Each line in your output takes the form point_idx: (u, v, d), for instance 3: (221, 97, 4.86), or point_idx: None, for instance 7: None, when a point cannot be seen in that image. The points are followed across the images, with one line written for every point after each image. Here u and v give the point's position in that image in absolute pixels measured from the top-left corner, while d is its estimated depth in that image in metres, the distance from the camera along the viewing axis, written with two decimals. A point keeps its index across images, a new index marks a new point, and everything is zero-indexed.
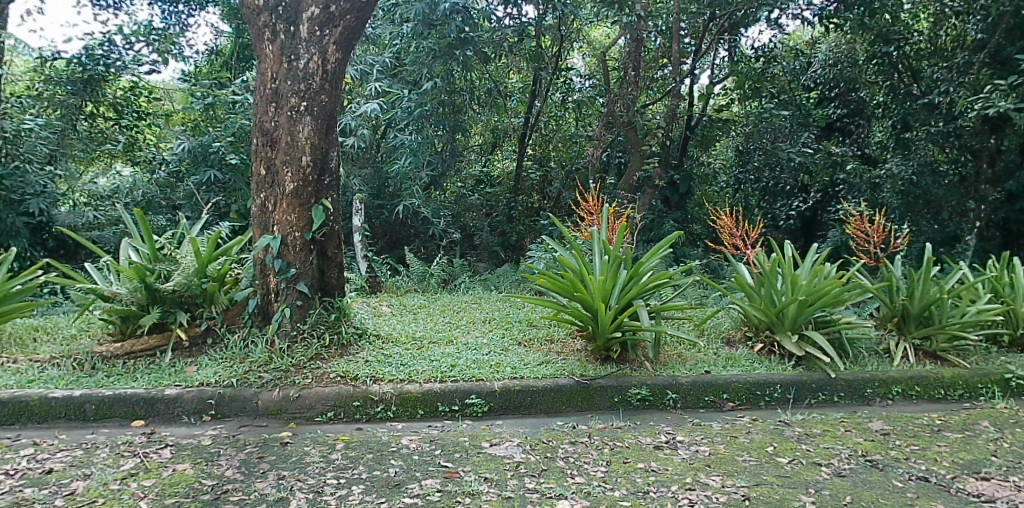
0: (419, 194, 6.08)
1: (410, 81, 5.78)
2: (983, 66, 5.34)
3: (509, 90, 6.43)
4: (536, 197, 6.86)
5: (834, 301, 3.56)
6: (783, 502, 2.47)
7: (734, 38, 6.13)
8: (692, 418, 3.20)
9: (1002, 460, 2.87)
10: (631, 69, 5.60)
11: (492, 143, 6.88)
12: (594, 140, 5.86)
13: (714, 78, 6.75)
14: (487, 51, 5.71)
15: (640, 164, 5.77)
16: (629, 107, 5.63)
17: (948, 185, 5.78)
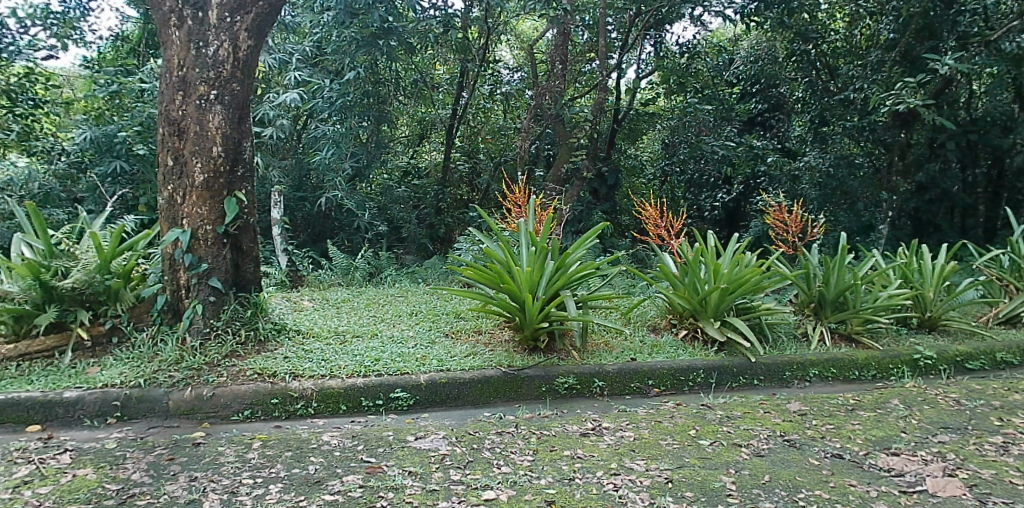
0: (343, 186, 5.92)
1: (332, 71, 5.75)
2: (895, 63, 5.64)
3: (437, 80, 6.38)
4: (465, 189, 6.82)
5: (754, 289, 3.66)
6: (705, 483, 2.55)
7: (659, 35, 6.19)
8: (618, 405, 3.25)
9: (911, 436, 3.02)
10: (558, 62, 5.71)
11: (419, 135, 6.81)
12: (522, 133, 5.89)
13: (639, 73, 6.56)
14: (413, 42, 5.71)
15: (568, 156, 5.85)
16: (556, 100, 5.78)
17: (863, 177, 6.03)
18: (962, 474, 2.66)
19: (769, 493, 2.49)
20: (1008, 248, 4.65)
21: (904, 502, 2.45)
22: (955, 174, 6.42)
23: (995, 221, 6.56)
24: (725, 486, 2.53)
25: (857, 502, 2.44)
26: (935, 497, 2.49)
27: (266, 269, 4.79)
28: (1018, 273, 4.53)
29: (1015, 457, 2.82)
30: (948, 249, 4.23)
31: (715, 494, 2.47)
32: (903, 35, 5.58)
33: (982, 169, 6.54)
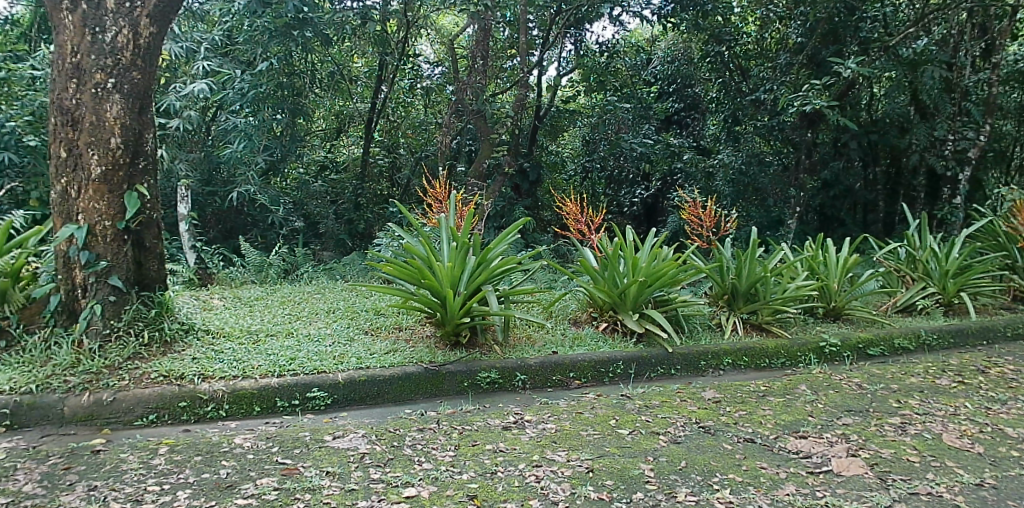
0: (255, 179, 5.69)
1: (244, 62, 5.52)
2: (801, 66, 5.98)
3: (355, 73, 6.44)
4: (384, 184, 6.79)
5: (670, 282, 3.76)
6: (624, 471, 2.62)
7: (579, 34, 6.30)
8: (540, 398, 3.29)
9: (817, 419, 3.19)
10: (478, 58, 5.71)
11: (336, 129, 6.75)
12: (443, 128, 5.88)
13: (560, 71, 6.55)
14: (329, 33, 5.64)
15: (489, 151, 5.97)
16: (477, 96, 5.83)
17: (773, 174, 6.41)
18: (863, 454, 2.84)
19: (685, 478, 2.59)
20: (903, 241, 4.95)
21: (810, 482, 2.59)
22: (858, 171, 6.90)
23: (894, 216, 7.01)
24: (643, 473, 2.61)
25: (768, 484, 2.57)
26: (839, 476, 2.65)
27: (173, 267, 4.63)
28: (914, 265, 4.81)
29: (910, 436, 3.03)
30: (851, 242, 4.40)
31: (635, 482, 2.54)
32: (810, 39, 5.88)
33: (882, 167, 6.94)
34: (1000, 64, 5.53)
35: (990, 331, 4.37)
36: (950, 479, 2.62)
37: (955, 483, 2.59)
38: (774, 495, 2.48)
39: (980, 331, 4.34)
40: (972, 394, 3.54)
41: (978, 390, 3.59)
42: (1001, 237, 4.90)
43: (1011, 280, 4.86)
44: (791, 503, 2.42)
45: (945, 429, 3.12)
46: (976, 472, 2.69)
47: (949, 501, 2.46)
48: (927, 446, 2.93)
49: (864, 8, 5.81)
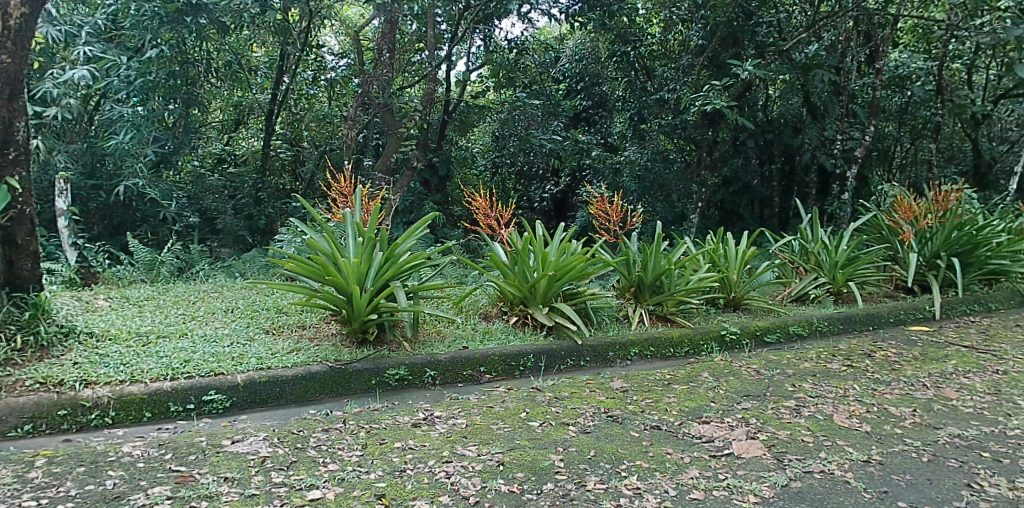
0: (144, 172, 5.34)
1: (130, 48, 5.28)
2: (703, 67, 6.25)
3: (254, 63, 6.19)
4: (287, 178, 6.73)
5: (579, 275, 3.82)
6: (534, 463, 2.66)
7: (488, 30, 6.24)
8: (450, 393, 3.28)
9: (719, 405, 3.35)
10: (385, 51, 5.59)
11: (235, 121, 6.48)
12: (348, 121, 5.73)
13: (470, 66, 6.54)
14: (225, 21, 5.33)
15: (397, 147, 5.71)
16: (384, 89, 5.64)
17: (677, 170, 6.66)
18: (761, 436, 3.00)
19: (594, 467, 2.66)
20: (797, 235, 5.24)
21: (713, 465, 2.72)
22: (754, 169, 7.27)
23: (788, 211, 7.48)
24: (553, 464, 2.66)
25: (673, 469, 2.68)
26: (739, 458, 2.80)
27: (50, 267, 4.38)
28: (807, 256, 5.09)
29: (804, 417, 3.23)
30: (749, 236, 4.60)
31: (545, 473, 2.58)
32: (711, 42, 6.16)
33: (777, 165, 7.36)
34: (882, 70, 5.95)
35: (875, 317, 4.68)
36: (840, 457, 2.81)
37: (844, 460, 2.79)
38: (678, 479, 2.59)
39: (866, 318, 4.64)
40: (859, 376, 3.81)
41: (864, 372, 3.86)
42: (884, 230, 5.26)
43: (893, 270, 5.23)
44: (695, 486, 2.54)
45: (836, 410, 3.34)
46: (862, 449, 2.90)
47: (839, 477, 2.64)
48: (819, 427, 3.12)
49: (761, 13, 6.13)
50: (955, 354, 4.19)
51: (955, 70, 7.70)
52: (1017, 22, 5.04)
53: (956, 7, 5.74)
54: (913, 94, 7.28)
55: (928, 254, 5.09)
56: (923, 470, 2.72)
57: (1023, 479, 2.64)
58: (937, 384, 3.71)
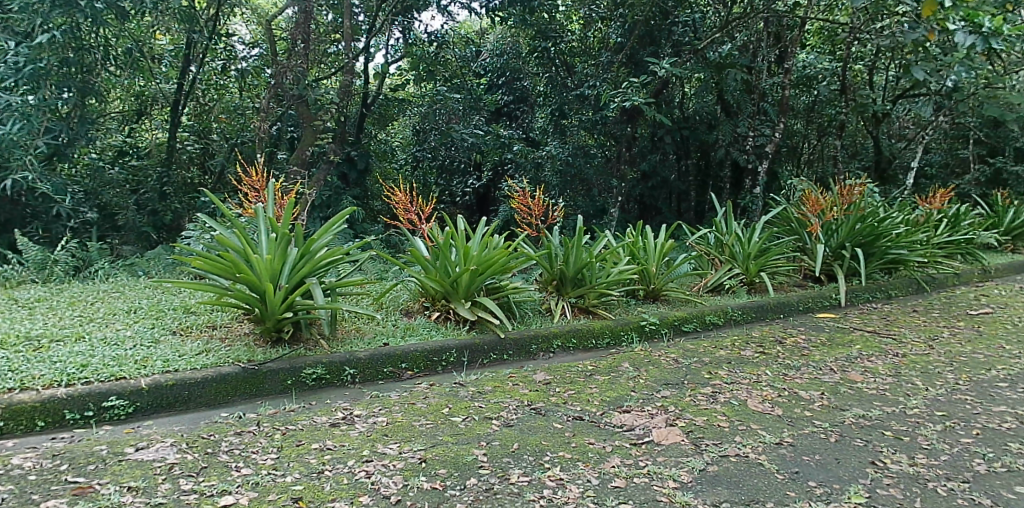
0: (35, 165, 4.98)
1: (19, 33, 4.92)
2: (622, 65, 6.39)
3: (158, 52, 5.91)
4: (195, 171, 6.47)
5: (501, 269, 3.82)
6: (457, 459, 2.65)
7: (407, 22, 6.21)
8: (370, 391, 3.23)
9: (639, 394, 3.43)
10: (300, 41, 5.43)
11: (136, 111, 6.09)
12: (259, 113, 5.54)
13: (388, 58, 6.50)
14: (125, 6, 5.28)
15: (313, 140, 5.64)
16: (299, 80, 5.42)
17: (597, 165, 6.76)
18: (680, 423, 3.10)
19: (517, 460, 2.68)
20: (712, 228, 5.44)
21: (634, 453, 2.79)
22: (671, 165, 7.50)
23: (703, 206, 7.71)
24: (477, 459, 2.66)
25: (595, 458, 2.73)
26: (659, 445, 2.88)
27: None
28: (722, 248, 5.29)
29: (720, 403, 3.35)
30: (667, 229, 4.71)
31: (468, 468, 2.58)
32: (629, 40, 6.30)
33: (693, 161, 7.55)
34: (790, 70, 6.24)
35: (786, 305, 4.90)
36: (754, 440, 2.93)
37: (758, 443, 2.91)
38: (601, 468, 2.65)
39: (777, 306, 4.86)
40: (770, 362, 3.99)
41: (775, 358, 4.05)
42: (794, 223, 5.52)
43: (802, 261, 5.48)
44: (617, 475, 2.60)
45: (749, 395, 3.48)
46: (775, 432, 3.04)
47: (754, 460, 2.76)
48: (734, 412, 3.25)
49: (677, 13, 6.33)
50: (859, 339, 4.46)
51: (857, 72, 8.16)
52: (913, 26, 5.35)
53: (857, 11, 6.07)
54: (819, 93, 7.68)
55: (834, 246, 5.36)
56: (832, 449, 2.88)
57: (920, 455, 2.83)
58: (843, 368, 3.93)
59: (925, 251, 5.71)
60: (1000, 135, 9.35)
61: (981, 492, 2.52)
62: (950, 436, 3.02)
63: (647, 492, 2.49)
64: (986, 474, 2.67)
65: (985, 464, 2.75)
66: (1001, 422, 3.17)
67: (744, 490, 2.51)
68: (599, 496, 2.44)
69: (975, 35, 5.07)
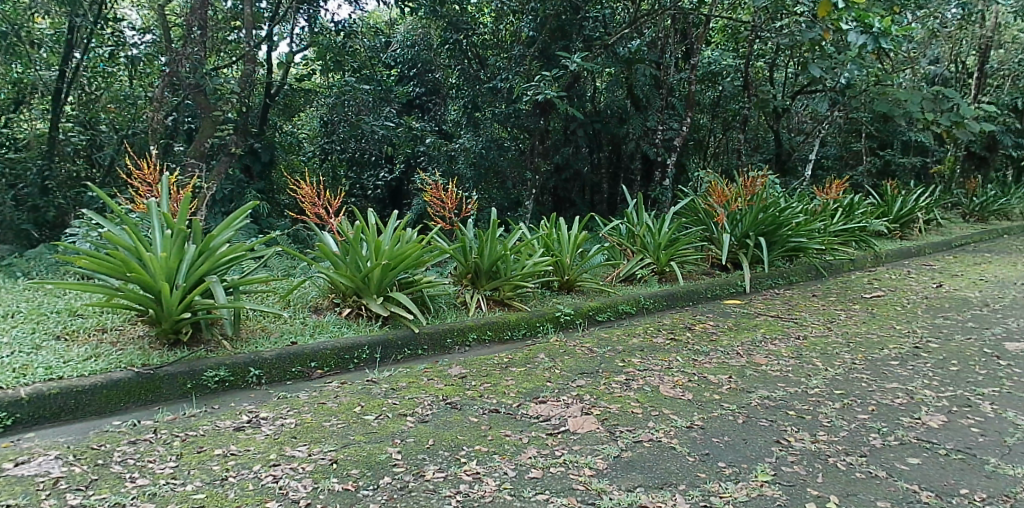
0: None
1: None
2: (534, 58, 6.45)
3: (38, 36, 5.55)
4: (81, 163, 6.08)
5: (415, 263, 3.77)
6: (370, 458, 2.60)
7: (313, 10, 6.07)
8: (278, 392, 3.12)
9: (555, 384, 3.47)
10: (196, 27, 5.17)
11: (13, 100, 5.79)
12: (153, 102, 5.29)
13: (293, 48, 6.24)
14: None
15: (213, 130, 5.34)
16: (196, 68, 5.26)
17: (511, 158, 6.95)
18: (595, 411, 3.16)
19: (433, 456, 2.65)
20: (624, 219, 5.56)
21: (550, 443, 2.82)
22: (585, 157, 7.64)
23: (615, 197, 8.13)
24: (390, 457, 2.61)
25: (511, 450, 2.74)
26: (574, 434, 2.92)
27: None
28: (633, 239, 5.42)
29: (633, 390, 3.44)
30: (580, 221, 4.77)
31: (381, 467, 2.53)
32: (541, 33, 6.35)
33: (605, 153, 7.83)
34: (696, 65, 6.48)
35: (695, 293, 5.09)
36: (667, 425, 3.03)
37: (671, 428, 3.00)
38: (517, 460, 2.66)
39: (687, 294, 5.03)
40: (681, 348, 4.12)
41: (686, 345, 4.20)
42: (702, 213, 5.73)
43: (710, 250, 5.69)
44: (533, 466, 2.62)
45: (661, 381, 3.59)
46: (686, 416, 3.14)
47: (666, 444, 2.84)
48: (647, 398, 3.34)
49: (587, 9, 6.41)
50: (763, 323, 4.68)
51: (759, 69, 8.54)
52: (810, 26, 5.62)
53: (759, 10, 6.33)
54: (723, 88, 8.01)
55: (739, 235, 5.58)
56: (739, 430, 3.00)
57: (822, 432, 2.99)
58: (749, 352, 4.11)
59: (823, 239, 6.00)
60: (889, 130, 10.02)
61: (877, 465, 2.68)
62: (848, 413, 3.20)
63: (563, 481, 2.52)
64: (881, 447, 2.83)
65: (880, 438, 2.92)
66: (893, 398, 3.39)
67: (657, 474, 2.59)
68: (515, 487, 2.45)
69: (865, 35, 5.38)
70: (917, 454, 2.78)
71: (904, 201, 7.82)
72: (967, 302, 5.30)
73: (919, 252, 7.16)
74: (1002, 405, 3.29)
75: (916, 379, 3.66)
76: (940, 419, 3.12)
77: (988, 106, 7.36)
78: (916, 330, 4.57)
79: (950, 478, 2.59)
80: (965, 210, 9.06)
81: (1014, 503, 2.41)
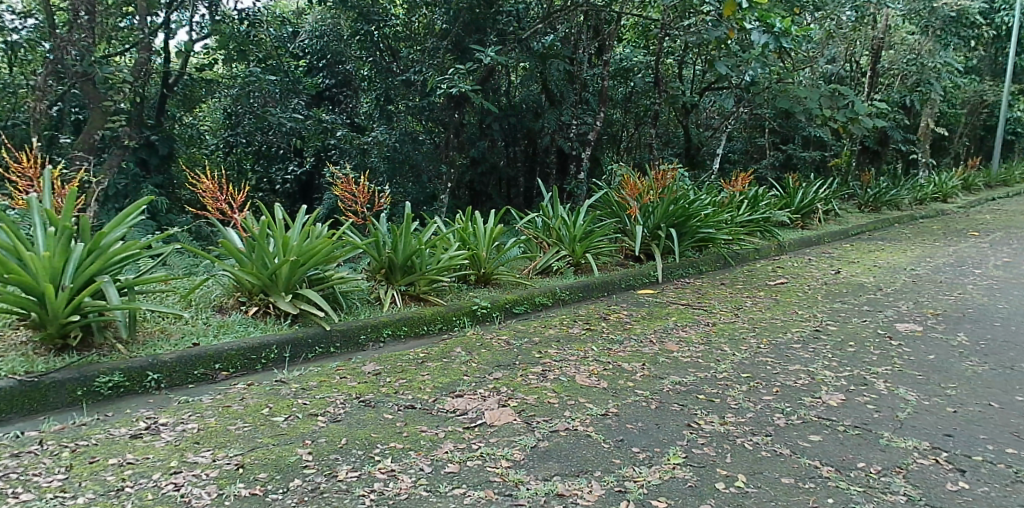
0: None
1: None
2: (447, 51, 6.46)
3: None
4: None
5: (325, 260, 3.70)
6: (278, 461, 2.53)
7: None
8: (179, 397, 2.99)
9: (472, 377, 3.48)
10: (83, 12, 4.85)
11: None
12: (34, 91, 4.91)
13: (193, 36, 5.96)
14: None
15: (103, 122, 5.08)
16: (83, 57, 4.91)
17: (426, 151, 6.87)
18: (512, 403, 3.19)
19: (346, 455, 2.61)
20: (540, 212, 5.63)
21: (466, 437, 2.83)
22: (501, 151, 7.80)
23: (532, 190, 8.35)
24: (301, 459, 2.56)
25: (428, 446, 2.73)
26: (491, 427, 2.94)
27: None
28: (549, 232, 5.48)
29: (550, 380, 3.50)
30: (495, 214, 4.79)
31: (291, 470, 2.47)
32: (455, 26, 6.34)
33: (521, 147, 7.98)
34: (609, 62, 6.53)
35: (610, 283, 5.21)
36: (583, 414, 3.09)
37: (586, 416, 3.07)
38: (434, 455, 2.65)
39: (602, 285, 5.15)
40: (596, 338, 4.22)
41: (601, 334, 4.30)
42: (615, 206, 5.88)
43: (623, 241, 5.84)
44: (449, 460, 2.62)
45: (577, 371, 3.66)
46: (601, 404, 3.22)
47: (582, 432, 2.91)
48: (563, 388, 3.40)
49: (501, 3, 6.45)
50: (675, 311, 4.86)
51: (669, 66, 8.86)
52: (715, 25, 5.86)
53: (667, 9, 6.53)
54: (635, 84, 8.27)
55: (651, 226, 5.78)
56: (652, 416, 3.10)
57: (730, 414, 3.14)
58: (661, 339, 4.26)
59: (731, 230, 6.33)
60: (790, 126, 10.59)
61: (782, 444, 2.83)
62: (754, 394, 3.37)
63: (481, 474, 2.53)
64: (785, 426, 2.99)
65: (784, 417, 3.09)
66: (795, 379, 3.59)
67: (574, 463, 2.63)
68: (432, 483, 2.44)
69: (767, 35, 5.65)
70: (818, 431, 2.95)
71: (805, 193, 8.28)
72: (862, 287, 5.67)
73: (819, 241, 7.59)
74: (895, 382, 3.53)
75: (817, 361, 3.89)
76: (838, 398, 3.33)
77: (880, 103, 7.84)
78: (816, 315, 4.85)
79: (849, 453, 2.74)
80: (861, 201, 9.63)
81: (907, 473, 2.57)
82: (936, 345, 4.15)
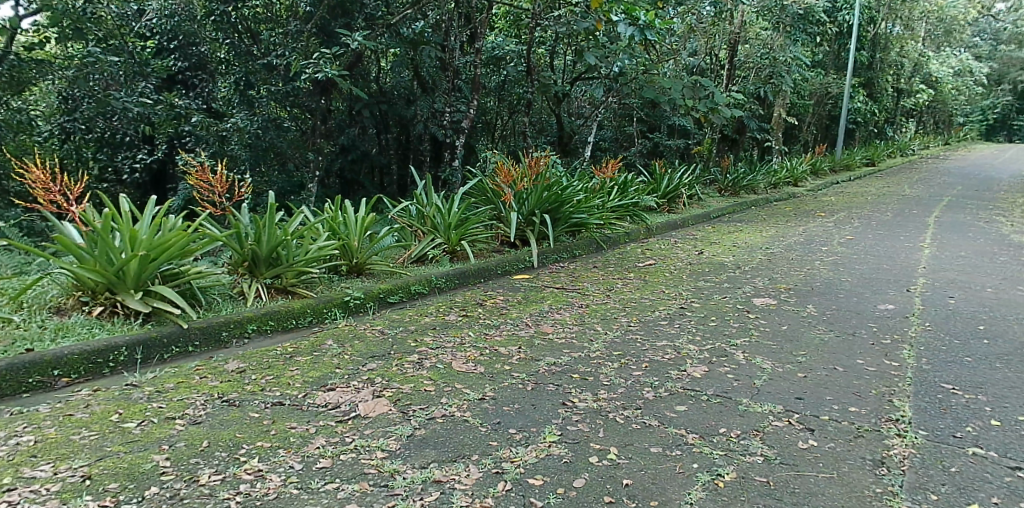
0: None
1: None
2: (314, 35, 6.29)
3: None
4: None
5: (179, 253, 3.50)
6: (131, 469, 2.38)
7: None
8: (10, 408, 2.74)
9: (344, 370, 3.43)
10: None
11: None
12: None
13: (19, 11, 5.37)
14: None
15: None
16: None
17: (291, 138, 6.80)
18: (386, 393, 3.18)
19: (208, 458, 2.50)
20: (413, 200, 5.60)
21: (339, 430, 2.79)
22: (371, 137, 7.90)
23: (404, 179, 8.40)
24: (157, 465, 2.42)
25: (298, 442, 2.67)
26: (366, 418, 2.91)
27: None
28: (423, 220, 5.47)
29: (426, 368, 3.51)
30: (366, 203, 4.72)
31: (146, 478, 2.34)
32: (320, 9, 6.18)
33: (392, 134, 8.10)
34: (480, 50, 6.60)
35: (486, 270, 5.29)
36: (460, 399, 3.14)
37: (463, 401, 3.12)
38: (304, 451, 2.59)
39: (478, 272, 5.22)
40: (473, 323, 4.29)
41: (477, 319, 4.37)
42: (490, 193, 5.96)
43: (499, 228, 5.94)
44: (321, 455, 2.58)
45: (453, 357, 3.70)
46: (478, 389, 3.28)
47: (459, 418, 2.95)
48: (439, 375, 3.43)
49: None
50: (550, 294, 5.02)
51: (540, 55, 9.08)
52: (583, 17, 6.10)
53: None
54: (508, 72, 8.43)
55: (525, 213, 5.91)
56: (527, 397, 3.20)
57: (602, 391, 3.30)
58: (537, 322, 4.39)
59: (601, 215, 6.63)
60: (656, 115, 11.16)
61: (650, 415, 3.02)
62: (625, 371, 3.57)
63: (354, 467, 2.51)
64: (653, 399, 3.19)
65: (652, 391, 3.30)
66: (663, 354, 3.83)
67: (450, 448, 2.68)
68: (303, 480, 2.40)
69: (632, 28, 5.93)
70: (683, 401, 3.17)
71: (670, 179, 8.80)
72: (722, 266, 6.10)
73: (684, 224, 8.09)
74: (751, 352, 3.86)
75: (682, 336, 4.17)
76: (701, 369, 3.59)
77: (737, 95, 8.40)
78: (681, 293, 5.18)
79: (711, 420, 2.97)
80: (721, 185, 10.35)
81: (762, 435, 2.82)
82: (788, 317, 4.57)
